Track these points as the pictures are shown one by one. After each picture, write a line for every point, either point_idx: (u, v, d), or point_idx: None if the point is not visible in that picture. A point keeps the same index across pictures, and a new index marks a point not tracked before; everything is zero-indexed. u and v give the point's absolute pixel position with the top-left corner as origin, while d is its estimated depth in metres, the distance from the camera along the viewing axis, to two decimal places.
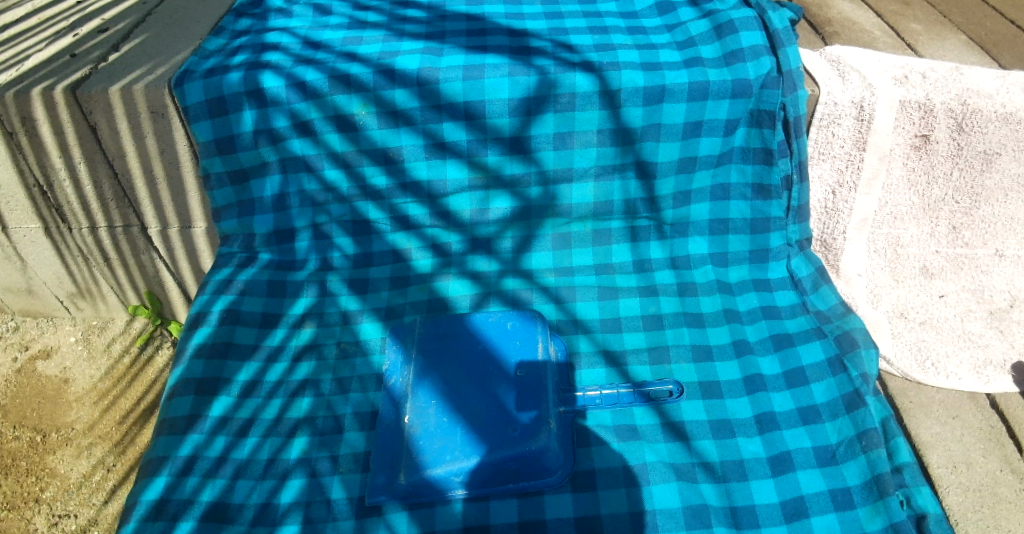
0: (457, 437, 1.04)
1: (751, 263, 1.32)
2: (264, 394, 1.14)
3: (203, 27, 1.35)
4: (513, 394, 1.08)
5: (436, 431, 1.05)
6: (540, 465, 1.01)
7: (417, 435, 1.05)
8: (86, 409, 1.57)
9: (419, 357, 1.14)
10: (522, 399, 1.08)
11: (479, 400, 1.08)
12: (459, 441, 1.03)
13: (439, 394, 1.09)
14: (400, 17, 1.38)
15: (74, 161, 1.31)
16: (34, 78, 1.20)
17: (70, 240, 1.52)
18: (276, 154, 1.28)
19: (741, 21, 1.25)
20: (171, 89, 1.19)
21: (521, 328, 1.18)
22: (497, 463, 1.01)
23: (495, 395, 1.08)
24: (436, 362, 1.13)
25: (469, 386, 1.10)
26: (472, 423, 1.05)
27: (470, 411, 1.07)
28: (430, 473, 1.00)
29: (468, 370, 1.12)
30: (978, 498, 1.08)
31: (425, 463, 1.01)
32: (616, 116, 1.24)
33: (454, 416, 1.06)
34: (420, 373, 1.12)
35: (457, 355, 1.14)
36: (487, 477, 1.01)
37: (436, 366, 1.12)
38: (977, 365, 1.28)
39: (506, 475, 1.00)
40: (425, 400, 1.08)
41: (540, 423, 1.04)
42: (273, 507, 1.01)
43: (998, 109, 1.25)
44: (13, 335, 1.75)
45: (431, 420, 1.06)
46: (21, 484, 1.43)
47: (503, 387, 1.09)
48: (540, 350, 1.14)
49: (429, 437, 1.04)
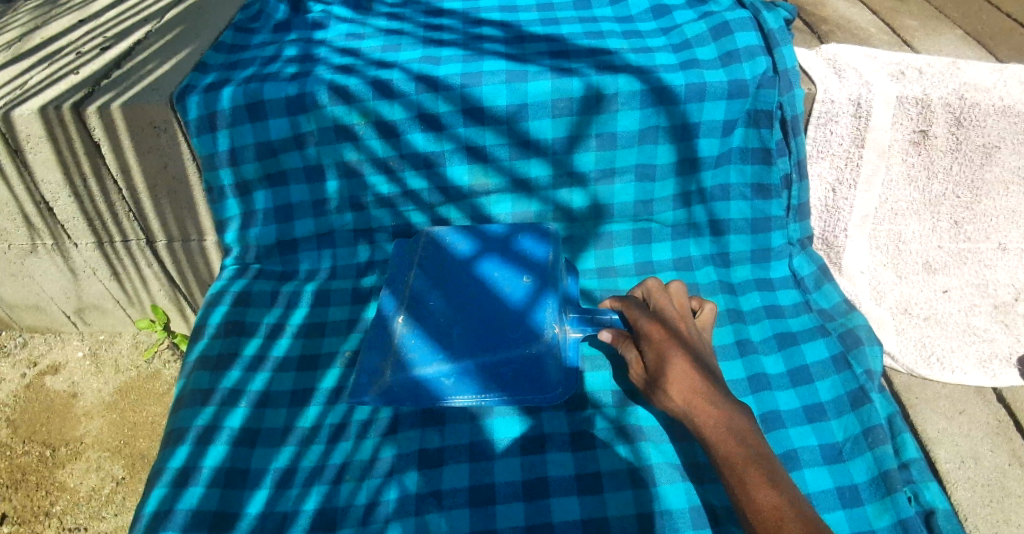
0: (453, 339, 1.09)
1: (753, 263, 1.32)
2: (341, 397, 1.12)
3: (202, 40, 1.36)
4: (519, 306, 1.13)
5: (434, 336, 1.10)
6: (534, 380, 1.05)
7: (414, 335, 1.10)
8: (96, 422, 1.58)
9: (422, 267, 1.19)
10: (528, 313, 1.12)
11: (485, 310, 1.13)
12: (457, 341, 1.09)
13: (442, 301, 1.14)
14: (398, 28, 1.41)
15: (76, 178, 1.32)
16: (40, 97, 1.21)
17: (76, 256, 1.53)
18: (276, 167, 1.29)
19: (736, 23, 1.25)
20: (172, 105, 1.20)
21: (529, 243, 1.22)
22: (491, 370, 1.06)
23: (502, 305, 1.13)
24: (446, 271, 1.18)
25: (476, 296, 1.15)
26: (472, 329, 1.10)
27: (477, 321, 1.12)
28: (420, 371, 1.06)
29: (477, 285, 1.16)
30: (987, 493, 1.08)
31: (421, 361, 1.07)
32: (613, 119, 1.25)
33: (461, 323, 1.11)
34: (425, 280, 1.17)
35: (467, 267, 1.19)
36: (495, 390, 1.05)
37: (443, 277, 1.18)
38: (983, 358, 1.27)
39: (500, 382, 1.05)
40: (428, 305, 1.14)
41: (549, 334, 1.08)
42: (287, 517, 0.99)
43: (996, 102, 1.24)
44: (22, 351, 1.77)
45: (429, 321, 1.12)
46: (32, 498, 1.45)
47: (511, 301, 1.13)
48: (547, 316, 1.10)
49: (427, 337, 1.10)
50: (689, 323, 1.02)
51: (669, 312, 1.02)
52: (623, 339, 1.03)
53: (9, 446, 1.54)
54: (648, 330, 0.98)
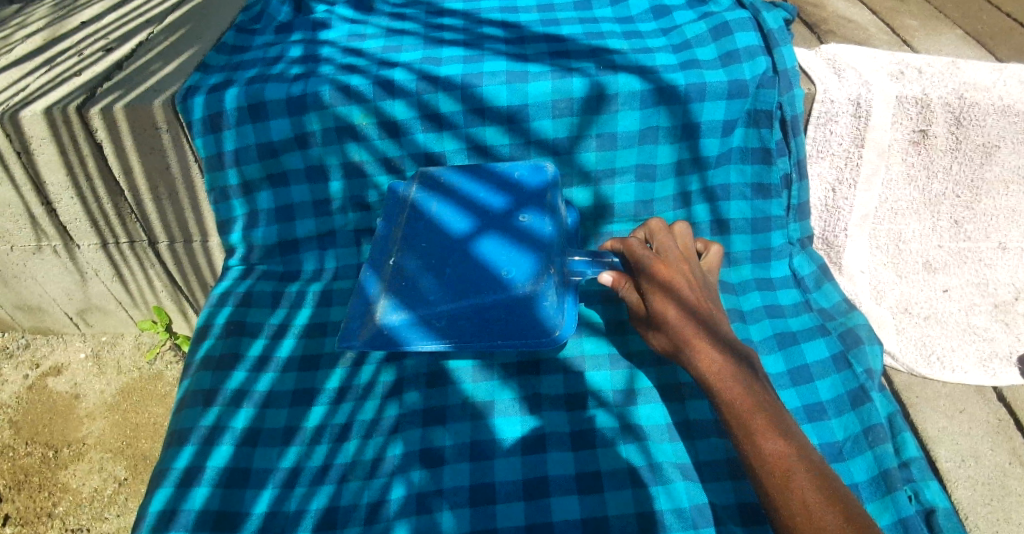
0: (446, 285, 1.09)
1: (753, 263, 1.32)
2: (347, 397, 1.12)
3: (204, 42, 1.37)
4: (503, 256, 1.12)
5: (426, 281, 1.10)
6: (525, 326, 1.04)
7: (407, 280, 1.10)
8: (98, 423, 1.59)
9: (415, 208, 1.20)
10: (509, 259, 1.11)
11: (473, 248, 1.14)
12: (450, 287, 1.09)
13: (437, 248, 1.14)
14: (399, 28, 1.42)
15: (79, 179, 1.32)
16: (42, 98, 1.22)
17: (78, 257, 1.53)
18: (278, 167, 1.29)
19: (736, 23, 1.26)
20: (175, 106, 1.21)
21: (528, 188, 1.21)
22: (482, 316, 1.05)
23: (487, 250, 1.14)
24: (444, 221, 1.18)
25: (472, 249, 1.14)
26: (465, 277, 1.10)
27: (464, 261, 1.12)
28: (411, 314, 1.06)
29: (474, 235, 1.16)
30: (987, 492, 1.08)
31: (412, 304, 1.07)
32: (613, 119, 1.25)
33: (455, 270, 1.11)
34: (424, 220, 1.18)
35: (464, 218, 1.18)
36: (460, 331, 1.04)
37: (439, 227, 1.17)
38: (983, 357, 1.28)
39: (491, 329, 1.04)
40: (422, 252, 1.13)
41: (525, 283, 1.09)
42: (289, 517, 0.99)
43: (995, 102, 1.24)
44: (24, 352, 1.77)
45: (423, 267, 1.12)
46: (34, 499, 1.45)
47: (509, 252, 1.12)
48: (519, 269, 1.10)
49: (419, 282, 1.10)
50: (693, 264, 1.03)
51: (672, 253, 1.01)
52: (624, 283, 1.01)
53: (12, 447, 1.55)
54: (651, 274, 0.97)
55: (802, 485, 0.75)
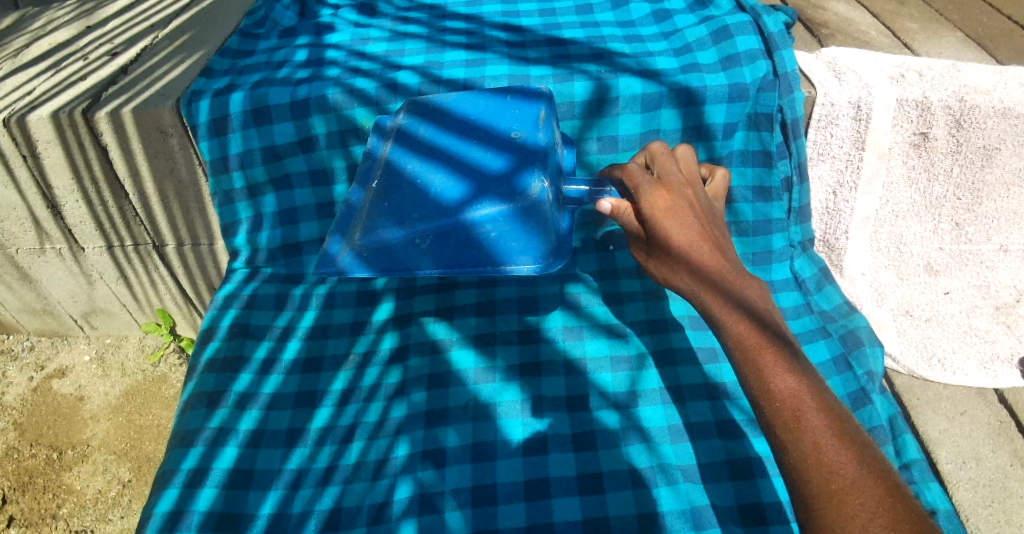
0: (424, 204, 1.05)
1: (755, 265, 1.30)
2: (352, 399, 1.13)
3: (208, 46, 1.38)
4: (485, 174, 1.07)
5: (404, 200, 1.06)
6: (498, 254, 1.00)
7: (385, 199, 1.06)
8: (102, 425, 1.60)
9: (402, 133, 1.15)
10: (486, 187, 1.05)
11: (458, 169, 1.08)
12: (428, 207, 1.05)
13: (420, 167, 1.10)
14: (402, 32, 1.43)
15: (85, 183, 1.34)
16: (49, 103, 1.23)
17: (83, 260, 1.55)
18: (282, 171, 1.30)
19: (736, 27, 1.26)
20: (179, 110, 1.22)
21: (523, 107, 1.13)
22: (456, 239, 1.01)
23: (472, 163, 1.08)
24: (430, 142, 1.12)
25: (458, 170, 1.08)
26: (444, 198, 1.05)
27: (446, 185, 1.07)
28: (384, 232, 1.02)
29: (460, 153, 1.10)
30: (988, 494, 1.09)
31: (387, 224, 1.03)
32: (613, 123, 1.26)
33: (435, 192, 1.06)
34: (410, 142, 1.13)
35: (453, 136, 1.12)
36: (433, 255, 1.00)
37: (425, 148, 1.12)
38: (984, 359, 1.29)
39: (463, 254, 1.00)
40: (404, 174, 1.09)
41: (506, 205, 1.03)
42: (293, 519, 0.99)
43: (995, 104, 1.25)
44: (29, 355, 1.78)
45: (404, 186, 1.08)
46: (39, 500, 1.46)
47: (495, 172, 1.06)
48: (496, 205, 1.04)
49: (397, 201, 1.06)
50: (698, 190, 0.92)
51: (676, 178, 0.90)
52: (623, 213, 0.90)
53: (17, 449, 1.56)
54: (650, 201, 0.86)
55: (812, 423, 0.67)
